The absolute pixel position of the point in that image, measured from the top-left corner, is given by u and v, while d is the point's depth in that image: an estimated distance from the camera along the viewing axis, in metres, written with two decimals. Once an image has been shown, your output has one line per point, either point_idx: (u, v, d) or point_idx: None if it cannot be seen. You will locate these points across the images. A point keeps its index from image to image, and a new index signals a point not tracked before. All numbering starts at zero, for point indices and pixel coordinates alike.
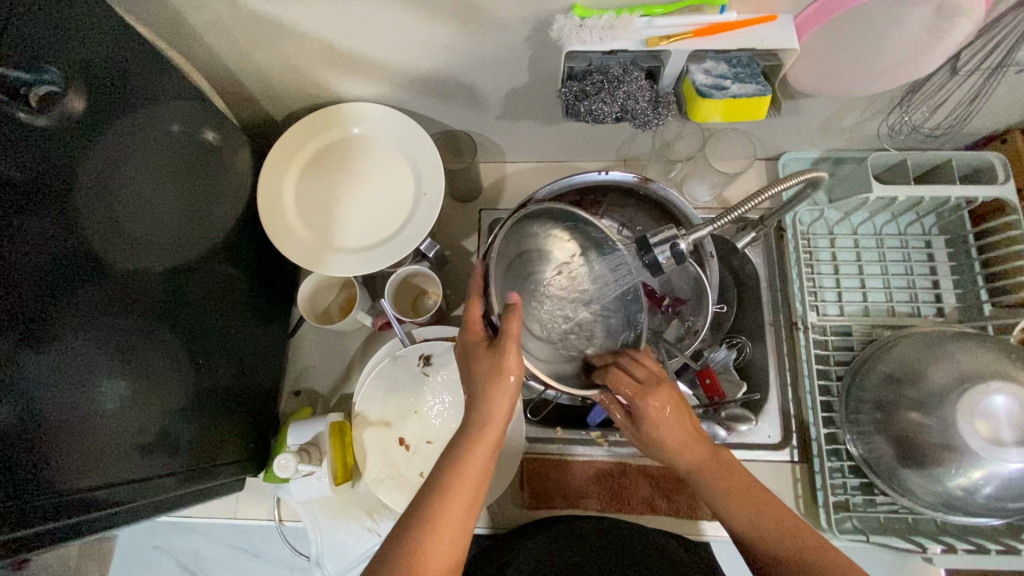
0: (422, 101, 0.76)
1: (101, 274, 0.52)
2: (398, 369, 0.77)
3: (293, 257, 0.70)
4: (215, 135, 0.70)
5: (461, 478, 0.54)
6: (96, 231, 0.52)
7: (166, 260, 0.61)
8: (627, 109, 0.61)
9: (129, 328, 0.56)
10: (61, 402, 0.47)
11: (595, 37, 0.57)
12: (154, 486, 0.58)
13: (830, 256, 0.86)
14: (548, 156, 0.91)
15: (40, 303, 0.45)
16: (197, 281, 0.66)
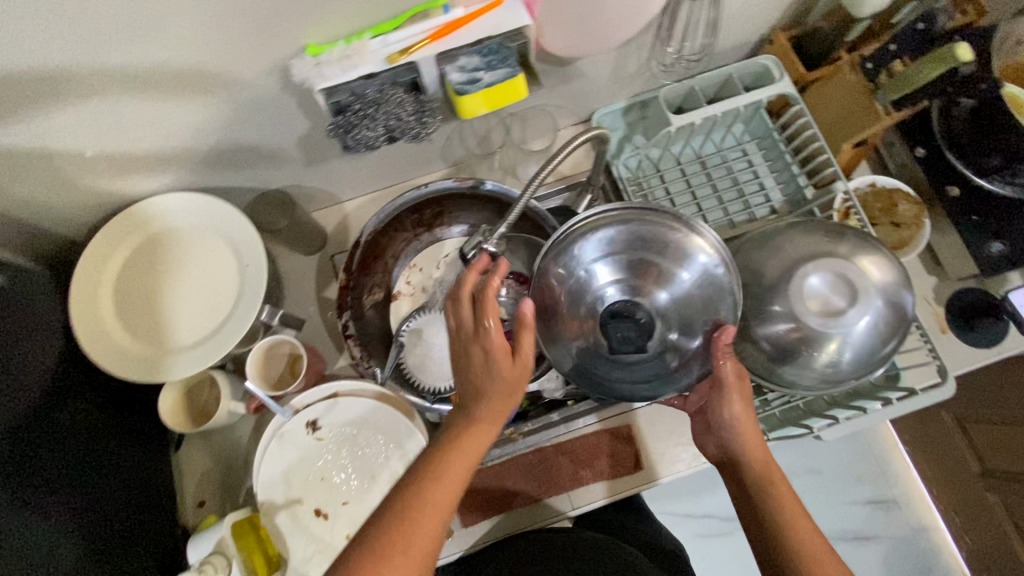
0: (220, 174, 0.74)
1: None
2: (288, 445, 0.75)
3: (129, 376, 0.67)
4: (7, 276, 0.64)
5: (447, 485, 0.54)
6: None
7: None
8: (394, 128, 0.63)
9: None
10: None
11: (336, 69, 0.57)
12: None
13: (665, 192, 0.90)
14: (380, 184, 0.91)
15: None
16: (39, 441, 0.60)
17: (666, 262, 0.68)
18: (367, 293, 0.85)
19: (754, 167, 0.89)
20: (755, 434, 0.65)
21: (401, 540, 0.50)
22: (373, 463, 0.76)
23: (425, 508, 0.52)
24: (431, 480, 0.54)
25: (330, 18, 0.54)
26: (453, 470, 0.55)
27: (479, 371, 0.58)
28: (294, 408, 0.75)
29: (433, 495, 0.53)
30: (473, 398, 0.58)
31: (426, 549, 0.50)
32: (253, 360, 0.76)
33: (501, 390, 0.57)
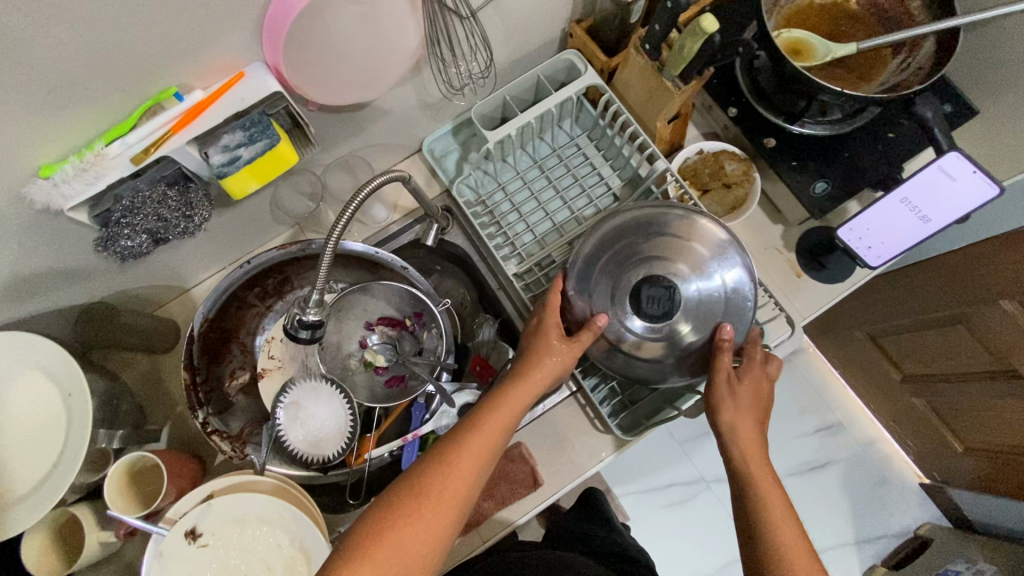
0: (26, 305, 0.70)
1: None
2: (169, 563, 0.71)
3: None
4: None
5: (476, 451, 0.60)
6: None
7: None
8: (157, 229, 0.61)
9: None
10: None
11: (78, 185, 0.54)
12: None
13: (507, 204, 0.89)
14: (223, 263, 0.88)
15: None
16: None
17: (681, 262, 0.73)
18: (233, 376, 0.84)
19: (589, 158, 0.90)
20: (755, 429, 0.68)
21: (441, 481, 0.58)
22: (263, 557, 0.73)
23: (465, 455, 0.60)
24: (472, 433, 0.62)
25: (50, 139, 0.52)
26: (495, 424, 0.63)
27: (541, 353, 0.70)
28: (170, 520, 0.72)
29: (475, 442, 0.61)
30: (524, 377, 0.68)
31: (458, 496, 0.58)
32: (112, 487, 0.71)
33: (551, 375, 0.70)
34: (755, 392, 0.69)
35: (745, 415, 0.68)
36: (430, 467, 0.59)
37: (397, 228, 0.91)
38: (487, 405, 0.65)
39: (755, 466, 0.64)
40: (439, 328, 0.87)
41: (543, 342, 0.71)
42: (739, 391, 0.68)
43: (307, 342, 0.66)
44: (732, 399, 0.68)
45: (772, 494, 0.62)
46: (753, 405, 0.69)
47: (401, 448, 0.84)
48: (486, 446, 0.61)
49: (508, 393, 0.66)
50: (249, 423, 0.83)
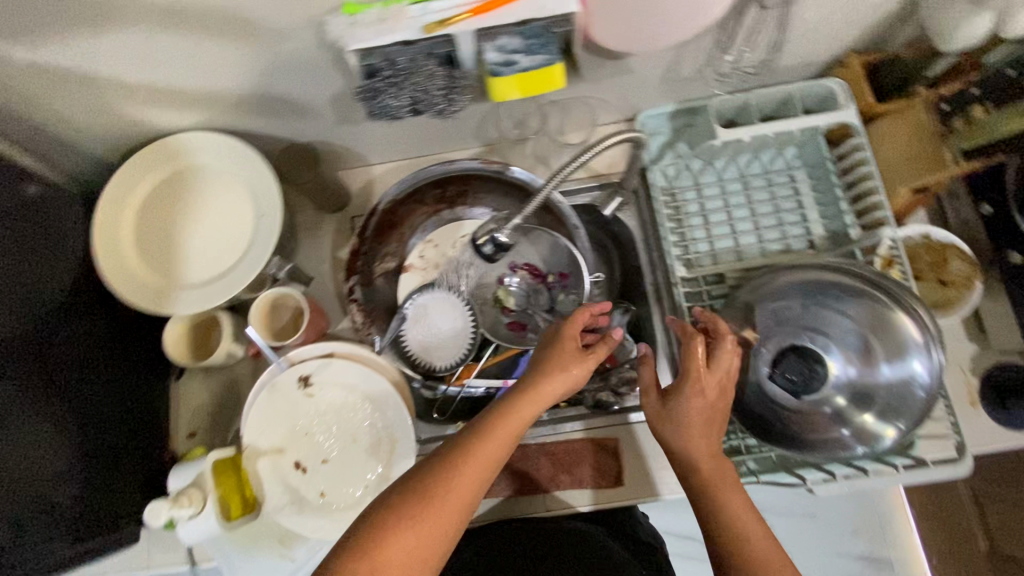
0: (254, 120, 0.74)
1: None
2: (279, 396, 0.76)
3: (133, 299, 0.68)
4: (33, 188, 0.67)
5: (479, 466, 0.55)
6: None
7: (24, 326, 0.63)
8: (418, 101, 0.64)
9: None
10: None
11: (370, 32, 0.55)
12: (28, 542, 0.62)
13: (695, 206, 0.85)
14: (409, 153, 0.89)
15: None
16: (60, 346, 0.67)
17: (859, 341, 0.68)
18: (380, 260, 0.86)
19: (800, 196, 0.84)
20: (709, 440, 0.60)
21: (436, 496, 0.53)
22: (354, 428, 0.77)
23: (464, 472, 0.54)
24: (469, 448, 0.55)
25: None
26: (501, 438, 0.56)
27: (560, 363, 0.61)
28: (290, 360, 0.77)
29: (478, 455, 0.55)
30: (536, 388, 0.59)
31: (459, 511, 0.53)
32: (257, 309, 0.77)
33: (569, 390, 0.61)
34: (693, 399, 0.60)
35: (691, 425, 0.60)
36: (425, 478, 0.54)
37: (578, 186, 0.89)
38: (491, 415, 0.58)
39: (725, 489, 0.60)
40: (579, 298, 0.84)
41: (561, 357, 0.61)
42: (677, 404, 0.60)
43: (484, 258, 0.68)
44: (687, 403, 0.60)
45: (740, 507, 0.59)
46: (705, 414, 0.60)
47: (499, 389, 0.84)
48: (491, 457, 0.55)
49: (517, 402, 0.58)
50: (376, 307, 0.85)
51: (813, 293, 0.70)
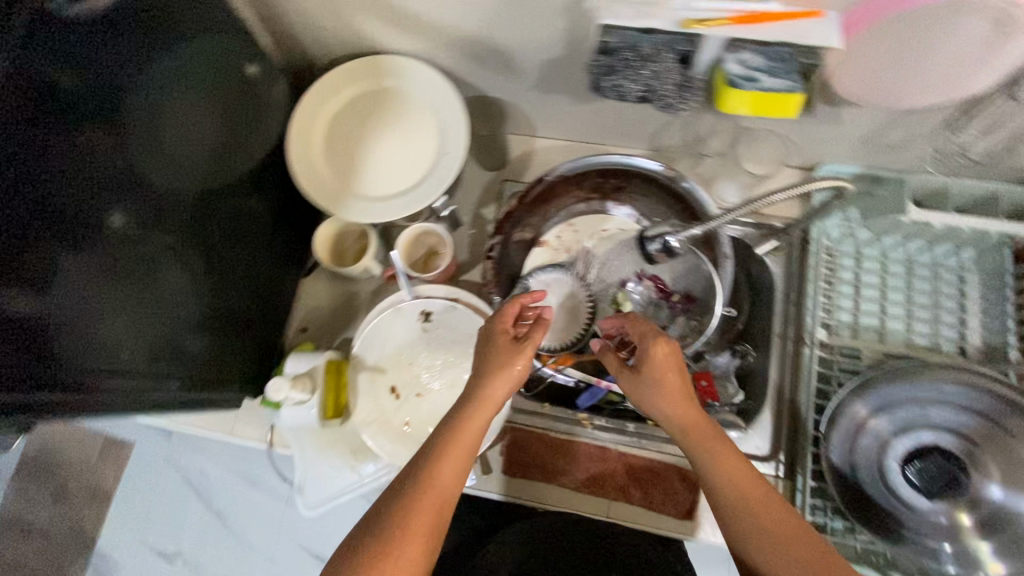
0: (459, 63, 0.76)
1: (99, 178, 0.52)
2: (399, 321, 0.80)
3: (313, 194, 0.73)
4: (252, 67, 0.72)
5: (455, 448, 0.57)
6: (142, 152, 0.57)
7: (200, 182, 0.67)
8: (652, 90, 0.59)
9: (143, 233, 0.58)
10: (81, 274, 0.51)
11: (631, 14, 0.55)
12: (160, 389, 0.64)
13: (851, 276, 0.81)
14: (577, 136, 0.89)
15: (79, 202, 0.50)
16: (221, 213, 0.71)
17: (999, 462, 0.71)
18: (520, 228, 0.87)
19: (965, 299, 0.79)
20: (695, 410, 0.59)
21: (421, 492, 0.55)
22: (455, 375, 0.79)
23: (440, 468, 0.56)
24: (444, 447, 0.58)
25: None
26: (474, 423, 0.59)
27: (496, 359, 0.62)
28: (417, 293, 0.80)
29: (460, 438, 0.58)
30: (483, 389, 0.61)
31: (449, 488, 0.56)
32: (405, 237, 0.81)
33: (517, 383, 0.62)
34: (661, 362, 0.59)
35: (669, 389, 0.59)
36: (414, 473, 0.56)
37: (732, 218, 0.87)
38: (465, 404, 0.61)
39: (727, 462, 0.56)
40: (702, 326, 0.82)
41: (496, 355, 0.62)
42: (646, 366, 0.60)
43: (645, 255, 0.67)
44: (651, 379, 0.60)
45: (761, 492, 0.55)
46: (681, 384, 0.59)
47: (588, 386, 0.81)
48: (473, 438, 0.59)
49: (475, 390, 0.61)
50: (503, 271, 0.86)
51: (968, 403, 0.71)
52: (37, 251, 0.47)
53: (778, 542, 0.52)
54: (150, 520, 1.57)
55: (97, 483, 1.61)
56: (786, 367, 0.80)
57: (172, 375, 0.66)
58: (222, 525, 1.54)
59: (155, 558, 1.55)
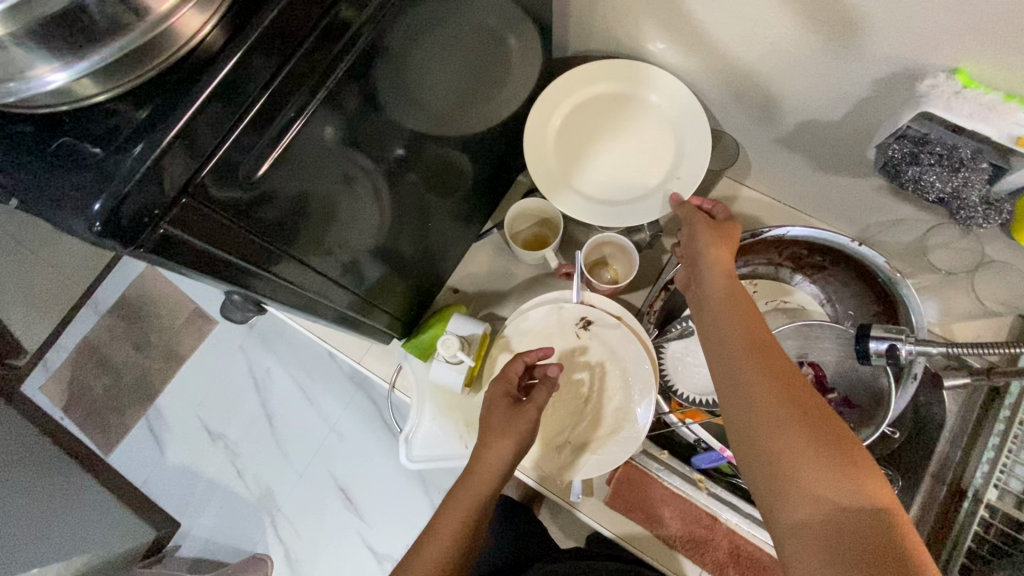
0: (715, 93, 0.73)
1: (380, 118, 0.52)
2: (555, 318, 0.79)
3: (536, 176, 0.75)
4: (515, 41, 0.69)
5: (469, 491, 0.65)
6: (396, 82, 0.52)
7: (425, 125, 0.62)
8: (956, 195, 0.56)
9: (369, 160, 0.54)
10: (314, 189, 0.47)
11: (965, 112, 0.51)
12: (324, 304, 0.63)
13: None
14: (786, 199, 0.85)
15: (337, 118, 0.46)
16: (429, 157, 0.68)
17: None
18: None
19: None
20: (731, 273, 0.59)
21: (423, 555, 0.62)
22: (590, 389, 0.77)
23: (439, 532, 0.63)
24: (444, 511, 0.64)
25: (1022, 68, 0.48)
26: (487, 468, 0.66)
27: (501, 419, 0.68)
28: (584, 299, 0.79)
29: (472, 481, 0.66)
30: (478, 460, 0.67)
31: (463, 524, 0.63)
32: (591, 241, 0.81)
33: (516, 448, 0.67)
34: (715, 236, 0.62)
35: (726, 241, 0.61)
36: (425, 539, 0.63)
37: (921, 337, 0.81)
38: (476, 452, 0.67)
39: (765, 352, 0.50)
40: (854, 437, 0.77)
41: (496, 419, 0.68)
42: (725, 224, 0.63)
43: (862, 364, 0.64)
44: (709, 235, 0.62)
45: (783, 366, 0.49)
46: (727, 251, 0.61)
47: (708, 449, 0.78)
48: (482, 483, 0.66)
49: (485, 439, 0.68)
50: (667, 306, 0.84)
51: None
52: (320, 173, 0.47)
53: (797, 415, 0.46)
54: (208, 395, 1.64)
55: (174, 343, 1.68)
56: (931, 509, 0.75)
57: (337, 295, 0.65)
58: (269, 425, 1.59)
59: (200, 431, 1.62)
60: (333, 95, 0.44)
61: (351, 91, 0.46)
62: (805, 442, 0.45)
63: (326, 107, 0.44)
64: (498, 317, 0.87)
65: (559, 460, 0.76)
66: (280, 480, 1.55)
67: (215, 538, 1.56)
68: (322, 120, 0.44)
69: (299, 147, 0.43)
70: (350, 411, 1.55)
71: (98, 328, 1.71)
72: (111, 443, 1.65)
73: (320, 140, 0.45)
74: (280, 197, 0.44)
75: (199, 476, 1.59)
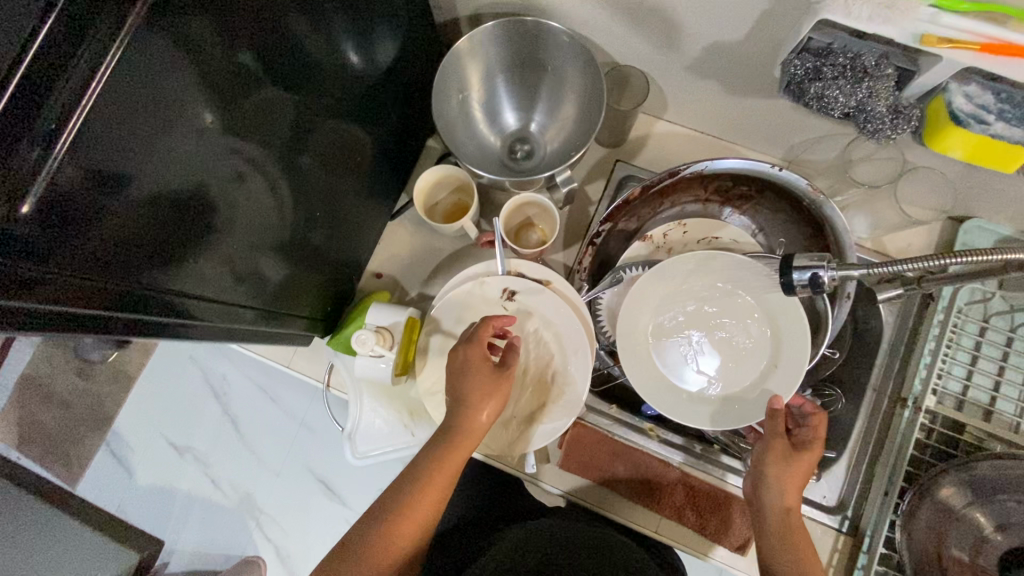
0: (614, 24, 0.67)
1: (214, 94, 0.47)
2: (482, 292, 0.75)
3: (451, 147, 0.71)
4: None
5: (456, 457, 0.64)
6: (243, 54, 0.48)
7: (302, 98, 0.58)
8: (863, 108, 0.52)
9: (232, 143, 0.50)
10: (152, 176, 0.43)
11: (863, 14, 0.46)
12: (235, 313, 0.58)
13: (974, 345, 0.74)
14: (709, 129, 0.81)
15: (163, 96, 0.42)
16: (321, 137, 0.64)
17: None
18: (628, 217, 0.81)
19: None
20: (792, 483, 0.62)
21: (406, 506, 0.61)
22: (528, 360, 0.74)
23: (423, 489, 0.62)
24: (427, 472, 0.63)
25: None
26: (473, 434, 0.65)
27: (487, 383, 0.66)
28: (510, 268, 0.75)
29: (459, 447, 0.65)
30: (461, 422, 0.65)
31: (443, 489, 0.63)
32: (509, 203, 0.76)
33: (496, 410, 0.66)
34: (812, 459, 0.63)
35: (791, 483, 0.62)
36: (403, 495, 0.62)
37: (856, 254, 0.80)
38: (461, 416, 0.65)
39: (807, 554, 0.59)
40: None
41: (476, 381, 0.66)
42: (808, 459, 0.63)
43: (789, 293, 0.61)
44: (768, 455, 0.63)
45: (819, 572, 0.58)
46: (791, 474, 0.62)
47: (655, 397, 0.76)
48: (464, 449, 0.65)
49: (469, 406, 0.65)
50: (600, 260, 0.81)
51: None
52: (153, 171, 0.43)
53: None
54: (167, 410, 1.57)
55: (119, 364, 1.59)
56: (876, 420, 0.76)
57: (249, 299, 0.61)
58: (236, 430, 1.54)
59: (165, 448, 1.56)
60: (127, 74, 0.39)
61: (162, 66, 0.41)
62: None
63: (120, 88, 0.39)
64: (430, 297, 0.83)
65: (510, 436, 0.74)
66: (257, 483, 1.52)
67: (202, 549, 1.54)
68: (119, 103, 0.39)
69: (98, 141, 0.38)
70: (314, 405, 1.51)
71: (34, 360, 1.61)
72: (74, 475, 1.58)
73: (132, 132, 0.41)
74: (109, 210, 0.40)
75: (173, 492, 1.55)
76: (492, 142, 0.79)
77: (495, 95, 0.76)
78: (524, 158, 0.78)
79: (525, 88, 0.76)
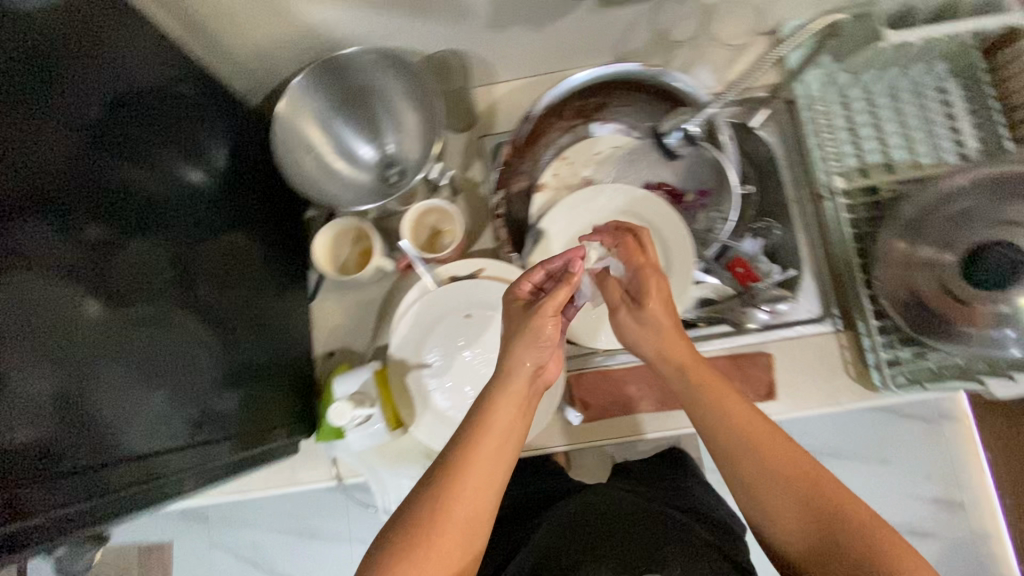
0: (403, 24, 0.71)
1: (74, 275, 0.45)
2: (429, 312, 0.75)
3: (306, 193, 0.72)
4: (190, 88, 0.64)
5: (494, 425, 0.55)
6: (90, 222, 0.48)
7: (169, 237, 0.57)
8: None
9: (121, 308, 0.49)
10: (50, 372, 0.42)
11: None
12: (209, 457, 0.56)
13: (846, 121, 0.81)
14: (539, 69, 0.85)
15: (28, 297, 0.41)
16: (208, 260, 0.63)
17: None
18: (515, 178, 0.83)
19: (951, 109, 0.80)
20: (666, 328, 0.61)
21: (462, 481, 0.52)
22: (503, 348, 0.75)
23: (476, 458, 0.53)
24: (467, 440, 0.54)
25: None
26: (513, 395, 0.57)
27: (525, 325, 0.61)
28: (441, 277, 0.76)
29: (498, 411, 0.56)
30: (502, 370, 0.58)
31: (494, 480, 0.53)
32: (408, 220, 0.77)
33: (540, 360, 0.59)
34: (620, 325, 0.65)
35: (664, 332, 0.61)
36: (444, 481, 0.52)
37: None
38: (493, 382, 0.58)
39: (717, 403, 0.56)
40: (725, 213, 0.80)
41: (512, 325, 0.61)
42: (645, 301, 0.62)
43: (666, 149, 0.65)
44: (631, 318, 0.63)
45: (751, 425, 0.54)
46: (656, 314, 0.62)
47: None
48: (511, 417, 0.56)
49: (497, 382, 0.57)
50: (514, 227, 0.83)
51: None
52: (50, 380, 0.41)
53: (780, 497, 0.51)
54: None
55: None
56: (811, 226, 0.81)
57: (217, 439, 0.59)
58: None
59: None
60: None
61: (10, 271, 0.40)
62: (780, 490, 0.51)
63: None
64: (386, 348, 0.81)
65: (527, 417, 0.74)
66: None
67: None
68: None
69: None
70: None
71: None
72: None
73: (12, 349, 0.39)
74: (26, 441, 0.39)
75: None
76: (365, 179, 0.79)
77: (342, 139, 0.77)
78: (400, 178, 0.78)
79: (367, 120, 0.77)
